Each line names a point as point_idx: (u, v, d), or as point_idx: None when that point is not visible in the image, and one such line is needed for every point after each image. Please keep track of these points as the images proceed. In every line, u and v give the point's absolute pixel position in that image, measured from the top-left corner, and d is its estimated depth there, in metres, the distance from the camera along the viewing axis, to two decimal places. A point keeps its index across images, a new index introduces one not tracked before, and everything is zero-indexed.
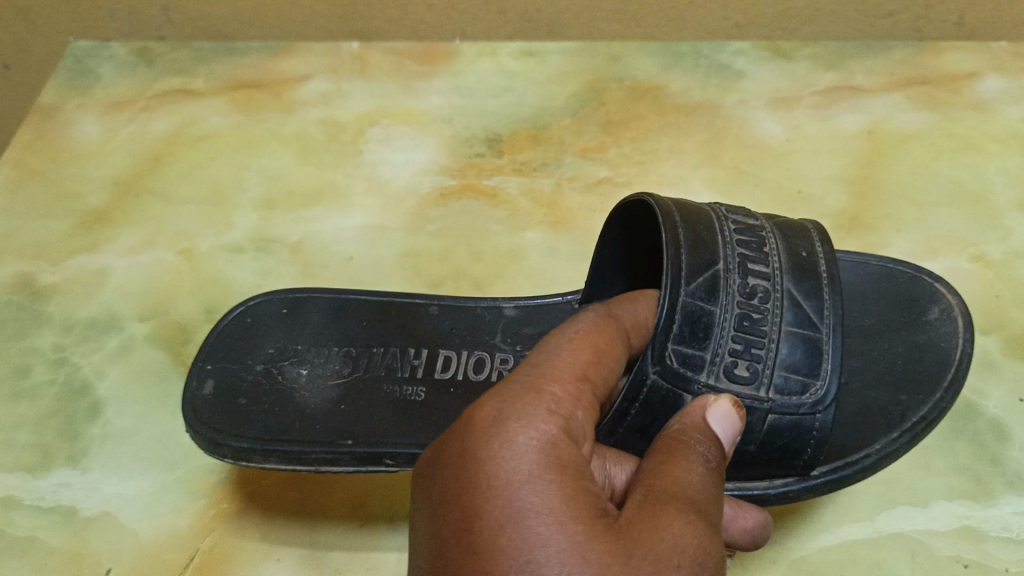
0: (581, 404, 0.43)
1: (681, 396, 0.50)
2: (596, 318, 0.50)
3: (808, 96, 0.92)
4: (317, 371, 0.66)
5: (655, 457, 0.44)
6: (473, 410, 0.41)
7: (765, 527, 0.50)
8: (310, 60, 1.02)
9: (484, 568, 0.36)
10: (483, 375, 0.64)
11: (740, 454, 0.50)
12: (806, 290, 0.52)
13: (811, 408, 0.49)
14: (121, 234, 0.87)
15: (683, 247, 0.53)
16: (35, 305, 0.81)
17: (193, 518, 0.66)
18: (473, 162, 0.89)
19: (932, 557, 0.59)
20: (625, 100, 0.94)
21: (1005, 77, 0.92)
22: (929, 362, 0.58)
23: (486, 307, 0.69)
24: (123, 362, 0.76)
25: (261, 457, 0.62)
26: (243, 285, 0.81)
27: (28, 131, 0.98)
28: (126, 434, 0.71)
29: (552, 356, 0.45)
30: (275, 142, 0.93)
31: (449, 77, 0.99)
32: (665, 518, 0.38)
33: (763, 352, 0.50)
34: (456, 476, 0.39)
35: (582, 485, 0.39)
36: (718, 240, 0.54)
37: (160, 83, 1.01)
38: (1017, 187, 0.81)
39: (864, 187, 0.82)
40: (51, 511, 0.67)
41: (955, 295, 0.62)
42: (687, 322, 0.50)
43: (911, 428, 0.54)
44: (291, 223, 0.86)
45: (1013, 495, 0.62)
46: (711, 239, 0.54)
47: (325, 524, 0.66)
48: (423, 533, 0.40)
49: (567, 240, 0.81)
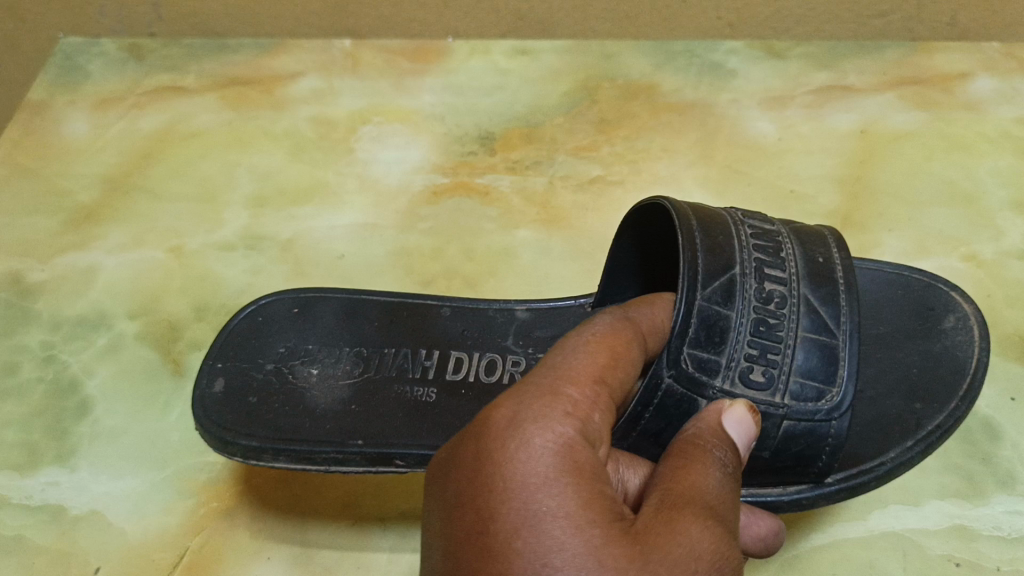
0: (598, 406, 0.42)
1: (695, 400, 0.49)
2: (614, 320, 0.50)
3: (800, 95, 0.92)
4: (328, 370, 0.66)
5: (671, 461, 0.43)
6: (489, 412, 0.41)
7: (778, 535, 0.50)
8: (302, 57, 1.01)
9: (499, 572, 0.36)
10: (493, 377, 0.64)
11: (754, 460, 0.50)
12: (823, 295, 0.52)
13: (827, 414, 0.49)
14: (111, 231, 0.86)
15: (700, 251, 0.52)
16: (23, 302, 0.80)
17: (183, 517, 0.66)
18: (465, 161, 0.89)
19: (924, 556, 0.59)
20: (618, 99, 0.94)
21: (996, 77, 0.92)
22: (943, 370, 0.58)
23: (497, 308, 0.69)
24: (111, 360, 0.75)
25: (270, 457, 0.61)
26: (233, 283, 0.81)
27: (17, 128, 0.97)
28: (114, 433, 0.70)
29: (568, 359, 0.45)
30: (266, 139, 0.93)
31: (442, 75, 0.98)
32: (682, 523, 0.38)
33: (780, 358, 0.50)
34: (471, 478, 0.39)
35: (599, 488, 0.38)
36: (735, 244, 0.54)
37: (150, 80, 1.01)
38: (1009, 187, 0.81)
39: (856, 186, 0.82)
40: (40, 510, 0.66)
41: (971, 304, 0.62)
42: (704, 326, 0.50)
43: (926, 437, 0.54)
44: (281, 220, 0.85)
45: (1006, 493, 0.62)
46: (727, 244, 0.54)
47: (317, 524, 0.65)
48: (437, 536, 0.40)
49: (560, 239, 0.81)
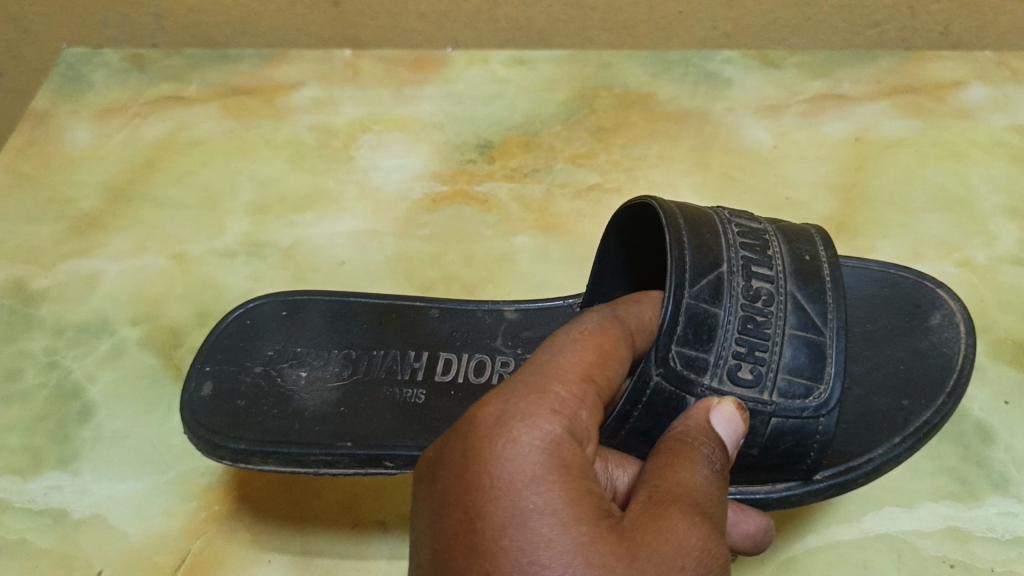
0: (586, 403, 0.43)
1: (683, 398, 0.50)
2: (601, 319, 0.50)
3: (796, 103, 0.93)
4: (317, 373, 0.67)
5: (659, 459, 0.44)
6: (477, 410, 0.41)
7: (766, 531, 0.50)
8: (304, 67, 1.03)
9: (487, 570, 0.36)
10: (483, 378, 0.64)
11: (743, 458, 0.51)
12: (810, 294, 0.53)
13: (814, 411, 0.50)
14: (114, 238, 0.87)
15: (687, 249, 0.53)
16: (27, 308, 0.81)
17: (184, 520, 0.66)
18: (464, 168, 0.90)
19: (917, 557, 0.60)
20: (615, 108, 0.95)
21: (989, 85, 0.93)
22: (930, 367, 0.59)
23: (487, 307, 0.70)
24: (113, 366, 0.76)
25: (261, 459, 0.62)
26: (234, 289, 0.81)
27: (21, 137, 0.98)
28: (116, 437, 0.71)
29: (556, 356, 0.46)
30: (267, 148, 0.94)
31: (441, 84, 1.00)
32: (670, 520, 0.39)
33: (767, 355, 0.51)
34: (458, 477, 0.39)
35: (586, 485, 0.39)
36: (722, 242, 0.55)
37: (153, 90, 1.02)
38: (1003, 193, 0.82)
39: (851, 193, 0.83)
40: (42, 513, 0.67)
41: (957, 301, 0.63)
42: (691, 324, 0.51)
43: (913, 434, 0.55)
44: (283, 227, 0.86)
45: (998, 495, 0.62)
46: (715, 242, 0.55)
47: (315, 528, 0.66)
48: (424, 535, 0.40)
49: (558, 245, 0.82)
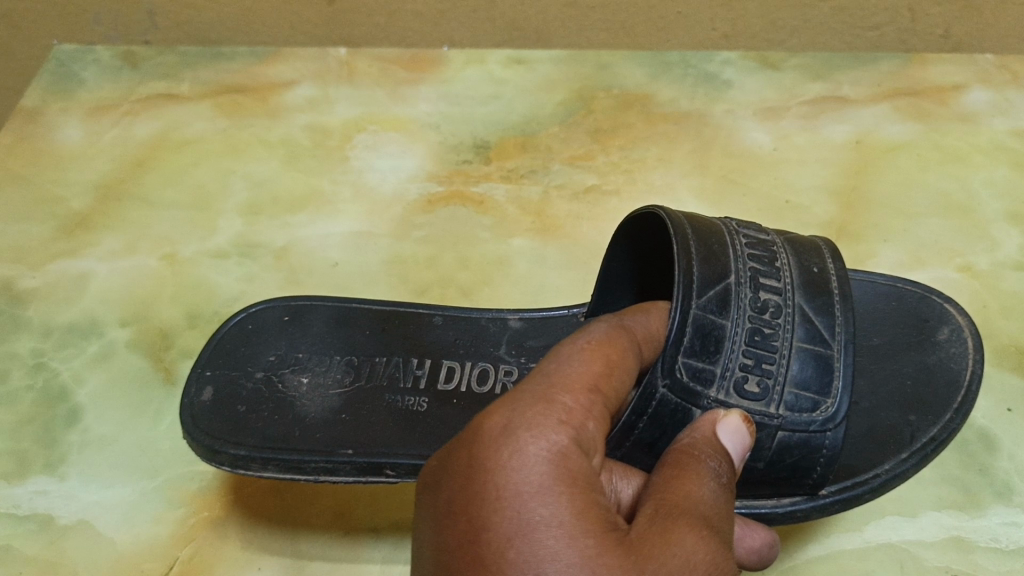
0: (593, 414, 0.42)
1: (690, 410, 0.49)
2: (608, 328, 0.49)
3: (796, 105, 0.92)
4: (318, 379, 0.65)
5: (665, 471, 0.43)
6: (482, 419, 0.40)
7: (772, 547, 0.50)
8: (298, 66, 1.01)
9: None
10: (485, 388, 0.63)
11: (748, 472, 0.50)
12: (818, 306, 0.52)
13: (821, 425, 0.49)
14: (104, 238, 0.85)
15: (695, 260, 0.52)
16: (14, 309, 0.80)
17: (174, 527, 0.65)
18: (460, 169, 0.89)
19: (920, 567, 0.59)
20: (613, 109, 0.94)
21: (990, 89, 0.92)
22: (939, 382, 0.58)
23: (489, 316, 0.68)
24: (103, 368, 0.75)
25: (259, 466, 0.60)
26: (225, 291, 0.80)
27: (10, 135, 0.96)
28: (105, 441, 0.70)
29: (562, 366, 0.44)
30: (261, 148, 0.92)
31: (438, 84, 0.98)
32: (678, 533, 0.37)
33: (774, 368, 0.50)
34: (463, 488, 0.38)
35: (593, 497, 0.38)
36: (730, 253, 0.54)
37: (145, 88, 1.00)
38: (1004, 198, 0.81)
39: (851, 196, 0.82)
40: (27, 519, 0.66)
41: (965, 316, 0.62)
42: (698, 335, 0.50)
43: (921, 450, 0.54)
44: (276, 228, 0.85)
45: (1002, 505, 0.61)
46: (723, 253, 0.53)
47: (307, 534, 0.64)
48: (427, 545, 0.39)
49: (555, 248, 0.81)
